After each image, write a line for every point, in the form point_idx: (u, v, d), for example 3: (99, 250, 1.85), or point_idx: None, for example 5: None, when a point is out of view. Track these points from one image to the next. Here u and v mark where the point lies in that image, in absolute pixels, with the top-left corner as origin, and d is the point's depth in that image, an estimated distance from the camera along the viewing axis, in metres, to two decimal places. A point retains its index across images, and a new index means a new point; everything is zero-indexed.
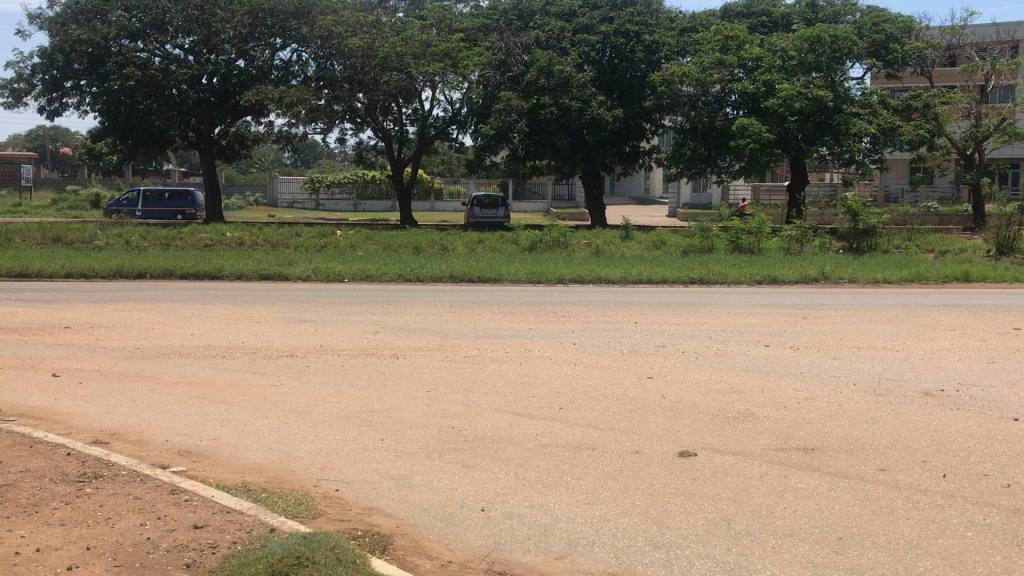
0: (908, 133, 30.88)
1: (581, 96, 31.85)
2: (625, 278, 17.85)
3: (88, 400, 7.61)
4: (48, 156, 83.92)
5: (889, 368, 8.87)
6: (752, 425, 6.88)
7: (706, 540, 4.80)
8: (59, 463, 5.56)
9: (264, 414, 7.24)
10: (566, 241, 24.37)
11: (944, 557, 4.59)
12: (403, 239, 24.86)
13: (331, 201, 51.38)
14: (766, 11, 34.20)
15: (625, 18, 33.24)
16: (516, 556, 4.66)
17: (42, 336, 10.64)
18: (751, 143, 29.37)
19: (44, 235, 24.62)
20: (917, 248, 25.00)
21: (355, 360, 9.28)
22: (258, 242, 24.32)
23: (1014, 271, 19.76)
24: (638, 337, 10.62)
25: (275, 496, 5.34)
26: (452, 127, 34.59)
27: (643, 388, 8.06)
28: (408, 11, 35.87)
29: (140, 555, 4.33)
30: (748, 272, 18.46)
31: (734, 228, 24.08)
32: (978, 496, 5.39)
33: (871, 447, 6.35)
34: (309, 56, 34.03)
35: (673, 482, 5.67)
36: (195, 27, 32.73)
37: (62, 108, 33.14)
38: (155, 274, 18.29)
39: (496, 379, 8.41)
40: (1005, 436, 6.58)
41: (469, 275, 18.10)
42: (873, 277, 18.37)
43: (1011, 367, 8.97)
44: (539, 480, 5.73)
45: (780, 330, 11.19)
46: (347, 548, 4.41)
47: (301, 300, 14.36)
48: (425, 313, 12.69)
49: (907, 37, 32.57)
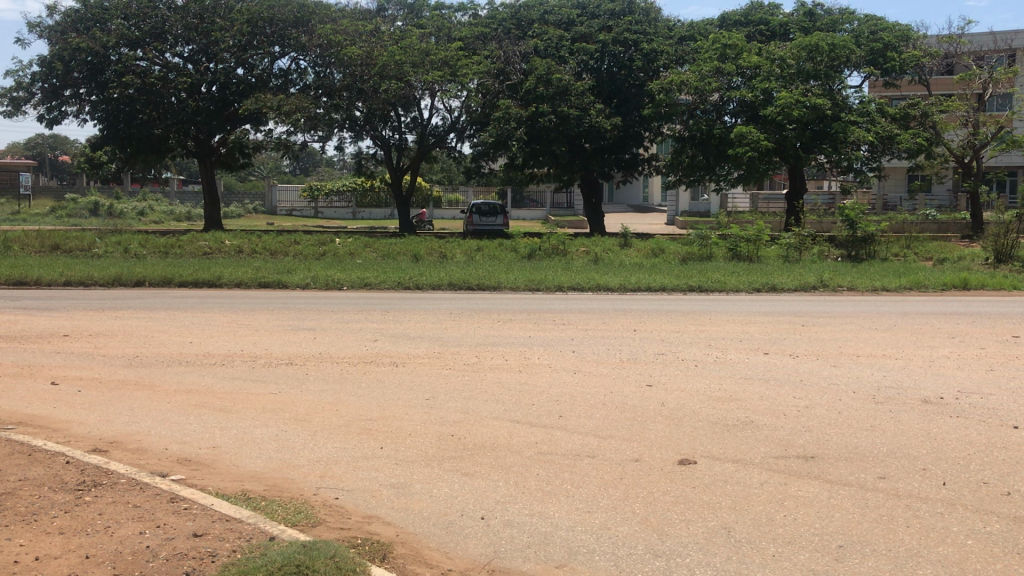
0: (907, 142, 30.88)
1: (579, 103, 31.98)
2: (624, 286, 17.85)
3: (87, 408, 7.60)
4: (47, 164, 84.00)
5: (888, 376, 8.86)
6: (752, 434, 6.86)
7: (707, 548, 4.79)
8: (58, 472, 5.54)
9: (263, 422, 7.22)
10: (565, 249, 24.47)
11: (944, 565, 4.58)
12: (402, 247, 24.84)
13: (330, 208, 51.60)
14: (764, 20, 34.34)
15: (623, 27, 33.57)
16: (515, 564, 4.65)
17: (42, 344, 10.63)
18: (750, 151, 29.40)
19: (43, 244, 24.49)
20: (916, 257, 24.97)
21: (355, 368, 9.27)
22: (257, 250, 24.29)
23: (1012, 279, 19.72)
24: (637, 346, 10.58)
25: (275, 505, 5.33)
26: (451, 135, 34.60)
27: (644, 396, 8.04)
28: (406, 19, 36.01)
29: (139, 564, 4.32)
30: (748, 280, 18.44)
31: (733, 237, 24.11)
32: (978, 504, 5.38)
33: (871, 455, 6.34)
34: (308, 64, 34.13)
35: (673, 490, 5.66)
36: (195, 35, 32.91)
37: (62, 116, 33.14)
38: (154, 281, 18.26)
39: (495, 388, 8.39)
40: (1006, 444, 6.56)
41: (469, 283, 18.09)
42: (873, 285, 18.38)
43: (1010, 375, 8.95)
44: (539, 488, 5.72)
45: (781, 338, 11.17)
46: (347, 556, 4.39)
47: (300, 308, 14.32)
48: (425, 321, 12.66)
49: (904, 45, 32.73)
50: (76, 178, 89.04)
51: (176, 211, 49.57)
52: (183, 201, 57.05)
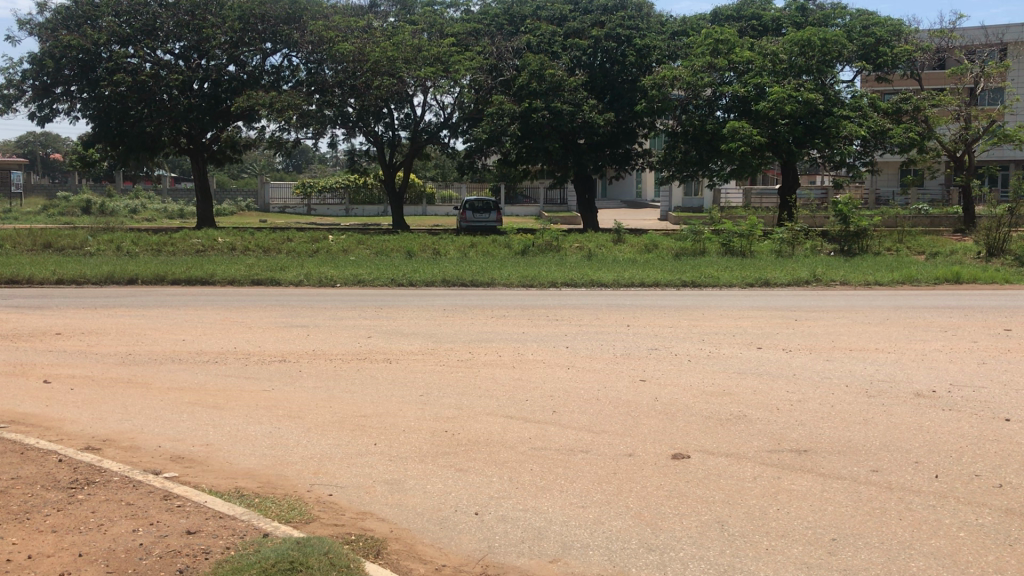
0: (897, 136, 30.94)
1: (572, 99, 31.90)
2: (617, 281, 17.91)
3: (80, 405, 7.60)
4: (37, 161, 84.07)
5: (881, 370, 8.89)
6: (744, 427, 6.90)
7: (699, 542, 4.81)
8: (50, 471, 5.52)
9: (257, 419, 7.21)
10: (558, 245, 24.38)
11: (937, 557, 4.61)
12: (395, 244, 24.80)
13: (322, 205, 51.38)
14: (756, 15, 34.38)
15: (616, 22, 33.51)
16: (510, 559, 4.65)
17: (34, 342, 10.59)
18: (742, 146, 29.53)
19: (35, 241, 24.39)
20: (908, 250, 25.15)
21: (348, 365, 9.24)
22: (250, 246, 24.23)
23: (1005, 273, 19.79)
24: (629, 341, 10.60)
25: (269, 501, 5.33)
26: (443, 131, 34.51)
27: (637, 391, 8.05)
28: (398, 15, 35.90)
29: (132, 561, 4.32)
30: (741, 275, 18.48)
31: (725, 232, 24.20)
32: (970, 496, 5.41)
33: (862, 448, 6.37)
34: (299, 61, 34.01)
35: (666, 484, 5.67)
36: (187, 32, 32.68)
37: (53, 114, 33.01)
38: (146, 278, 18.23)
39: (488, 382, 8.41)
40: (997, 435, 6.61)
41: (462, 279, 18.08)
42: (865, 278, 18.48)
43: (1003, 367, 8.99)
44: (533, 483, 5.73)
45: (773, 332, 11.21)
46: (341, 553, 4.39)
47: (294, 305, 14.23)
48: (418, 318, 12.63)
49: (897, 40, 32.71)
50: (69, 176, 89.38)
51: (168, 209, 49.59)
52: (176, 198, 57.08)
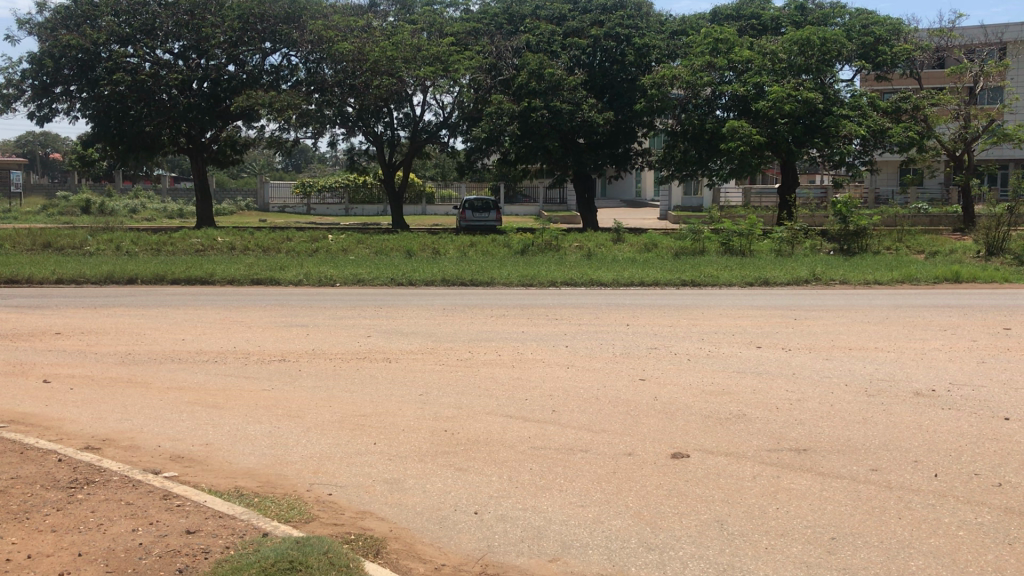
0: (896, 134, 30.88)
1: (571, 98, 31.89)
2: (616, 280, 17.92)
3: (80, 405, 7.60)
4: (37, 161, 84.15)
5: (880, 369, 8.89)
6: (743, 426, 6.90)
7: (699, 541, 4.81)
8: (50, 470, 5.52)
9: (256, 419, 7.21)
10: (558, 244, 24.36)
11: (936, 556, 4.61)
12: (394, 243, 24.78)
13: (322, 205, 51.33)
14: (756, 14, 34.39)
15: (615, 21, 33.48)
16: (509, 559, 4.66)
17: (33, 341, 10.60)
18: (742, 145, 29.54)
19: (34, 241, 24.38)
20: (907, 249, 25.15)
21: (348, 364, 9.25)
22: (249, 246, 24.21)
23: (1003, 271, 19.82)
24: (629, 340, 10.59)
25: (268, 501, 5.33)
26: (443, 131, 34.50)
27: (636, 390, 8.06)
28: (397, 15, 35.81)
29: (131, 561, 4.32)
30: (740, 274, 18.48)
31: (725, 230, 24.20)
32: (969, 495, 5.40)
33: (862, 447, 6.37)
34: (298, 61, 33.99)
35: (666, 484, 5.66)
36: (185, 32, 32.67)
37: (52, 113, 33.00)
38: (145, 278, 18.23)
39: (487, 382, 8.41)
40: (996, 435, 6.60)
41: (463, 279, 18.06)
42: (865, 277, 18.48)
43: (1002, 366, 8.99)
44: (532, 482, 5.74)
45: (773, 331, 11.20)
46: (341, 552, 4.40)
47: (294, 305, 14.22)
48: (418, 317, 12.63)
49: (896, 39, 32.72)
50: (67, 175, 89.33)
51: (168, 208, 49.59)
52: (175, 197, 57.09)
